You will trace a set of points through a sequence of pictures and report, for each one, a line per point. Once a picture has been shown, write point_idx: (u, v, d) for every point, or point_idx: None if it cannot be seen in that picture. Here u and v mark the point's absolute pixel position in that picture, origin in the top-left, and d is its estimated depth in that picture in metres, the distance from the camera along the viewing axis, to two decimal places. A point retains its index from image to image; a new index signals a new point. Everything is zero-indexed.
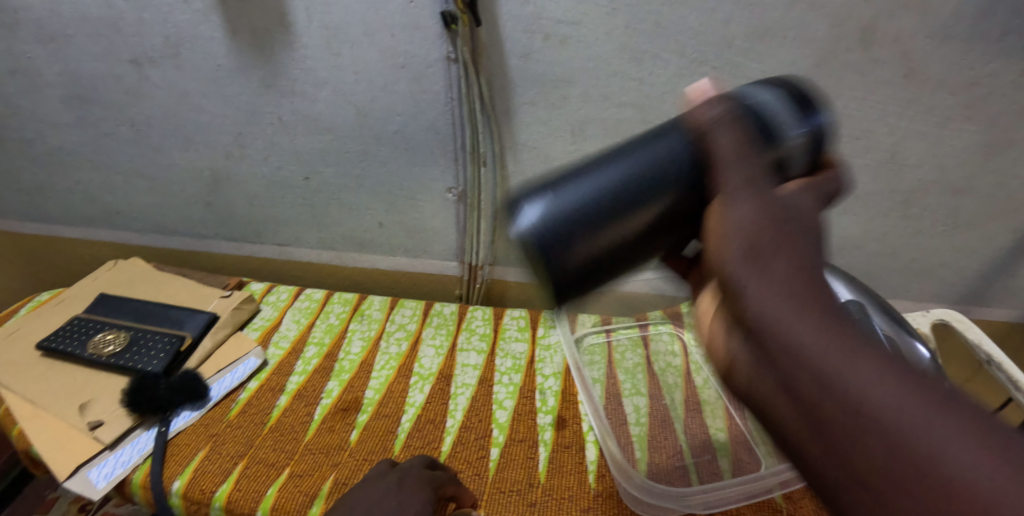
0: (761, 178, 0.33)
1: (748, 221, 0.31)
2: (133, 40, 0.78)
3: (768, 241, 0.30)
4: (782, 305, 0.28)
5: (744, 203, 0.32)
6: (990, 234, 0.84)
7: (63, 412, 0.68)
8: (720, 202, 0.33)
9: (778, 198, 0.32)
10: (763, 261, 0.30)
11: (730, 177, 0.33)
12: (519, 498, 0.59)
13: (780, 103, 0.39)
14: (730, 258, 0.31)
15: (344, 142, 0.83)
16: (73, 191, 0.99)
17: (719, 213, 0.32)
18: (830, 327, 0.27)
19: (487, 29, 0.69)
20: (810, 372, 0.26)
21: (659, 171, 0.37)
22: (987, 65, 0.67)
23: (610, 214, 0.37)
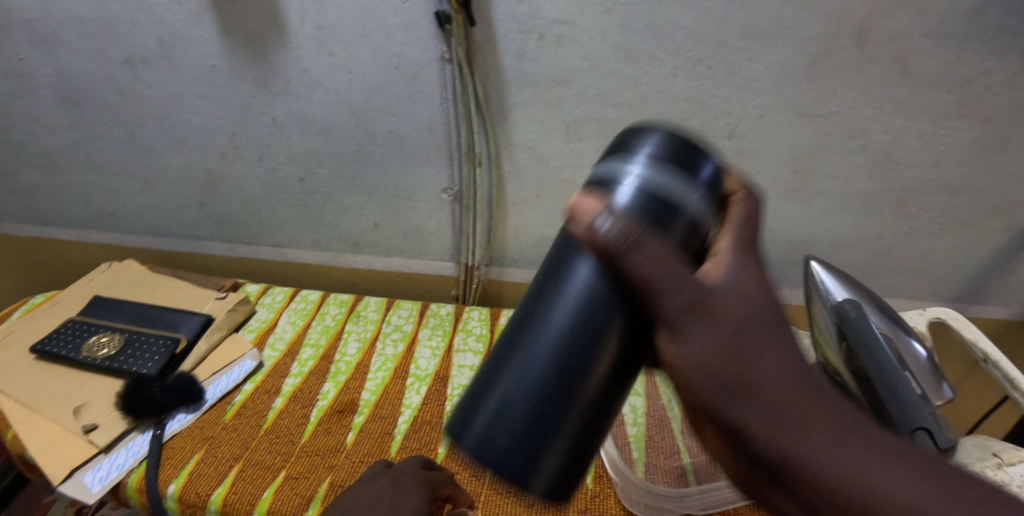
0: (702, 292, 0.32)
1: (706, 355, 0.31)
2: (126, 41, 0.77)
3: (734, 364, 0.31)
4: (732, 372, 0.31)
5: (696, 292, 0.32)
6: (985, 232, 0.84)
7: (57, 416, 0.68)
8: (667, 336, 0.33)
9: (727, 304, 0.32)
10: (717, 342, 0.31)
11: (668, 306, 0.32)
12: (516, 499, 0.59)
13: (654, 168, 0.37)
14: (710, 393, 0.31)
15: (339, 142, 0.83)
16: (67, 193, 0.98)
17: (672, 348, 0.32)
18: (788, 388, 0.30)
19: (482, 29, 0.69)
20: (768, 435, 0.30)
21: (601, 289, 0.36)
22: (981, 63, 0.67)
23: (556, 278, 0.38)
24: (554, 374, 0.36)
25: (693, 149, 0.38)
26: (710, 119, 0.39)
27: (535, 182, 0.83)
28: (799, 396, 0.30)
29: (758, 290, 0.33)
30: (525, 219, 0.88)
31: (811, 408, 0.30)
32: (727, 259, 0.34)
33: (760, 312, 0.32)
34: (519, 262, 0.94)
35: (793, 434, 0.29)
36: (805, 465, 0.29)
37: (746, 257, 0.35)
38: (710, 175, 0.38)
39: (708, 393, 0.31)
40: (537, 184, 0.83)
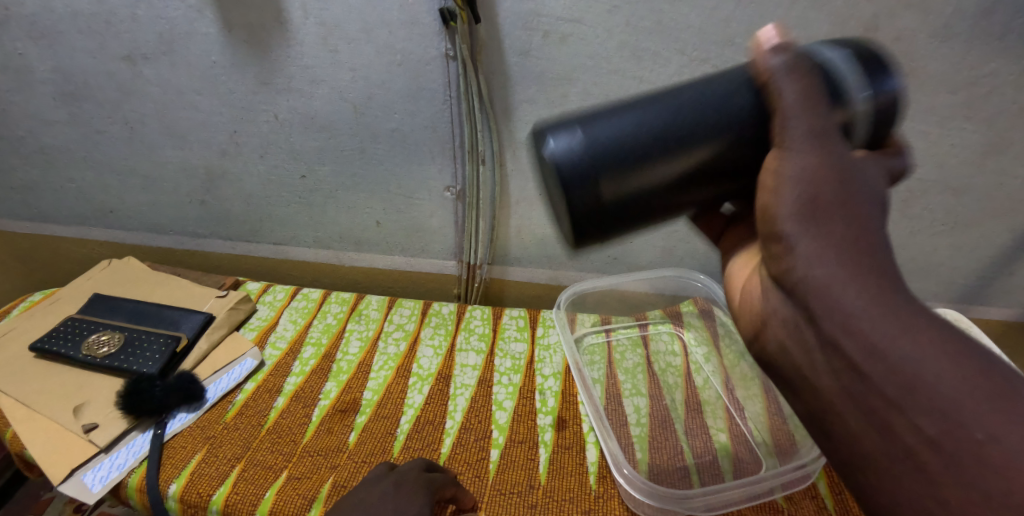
0: (842, 182, 0.32)
1: (826, 247, 0.31)
2: (127, 36, 0.76)
3: (863, 266, 0.31)
4: (883, 326, 0.30)
5: (820, 245, 0.31)
6: (988, 233, 0.84)
7: (57, 415, 0.67)
8: (787, 231, 0.33)
9: (860, 193, 0.32)
10: (847, 333, 0.30)
11: (791, 198, 0.32)
12: (520, 500, 0.59)
13: (844, 61, 0.36)
14: (823, 270, 0.31)
15: (341, 140, 0.82)
16: (66, 189, 0.97)
17: (793, 243, 0.32)
18: (937, 347, 0.29)
19: (486, 27, 0.68)
20: (887, 378, 0.29)
21: (669, 132, 0.36)
22: (988, 64, 0.66)
23: (596, 117, 0.37)
24: (613, 158, 0.36)
25: (835, 73, 0.35)
26: (862, 49, 0.37)
27: (539, 181, 0.83)
28: (926, 328, 0.30)
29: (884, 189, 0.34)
30: (527, 218, 0.87)
31: (942, 361, 0.29)
32: (839, 156, 0.33)
33: (876, 232, 0.32)
34: (522, 261, 0.94)
35: (935, 378, 0.29)
36: (936, 401, 0.28)
37: (880, 166, 0.35)
38: (872, 95, 0.35)
39: (821, 271, 0.31)
40: (540, 183, 0.83)
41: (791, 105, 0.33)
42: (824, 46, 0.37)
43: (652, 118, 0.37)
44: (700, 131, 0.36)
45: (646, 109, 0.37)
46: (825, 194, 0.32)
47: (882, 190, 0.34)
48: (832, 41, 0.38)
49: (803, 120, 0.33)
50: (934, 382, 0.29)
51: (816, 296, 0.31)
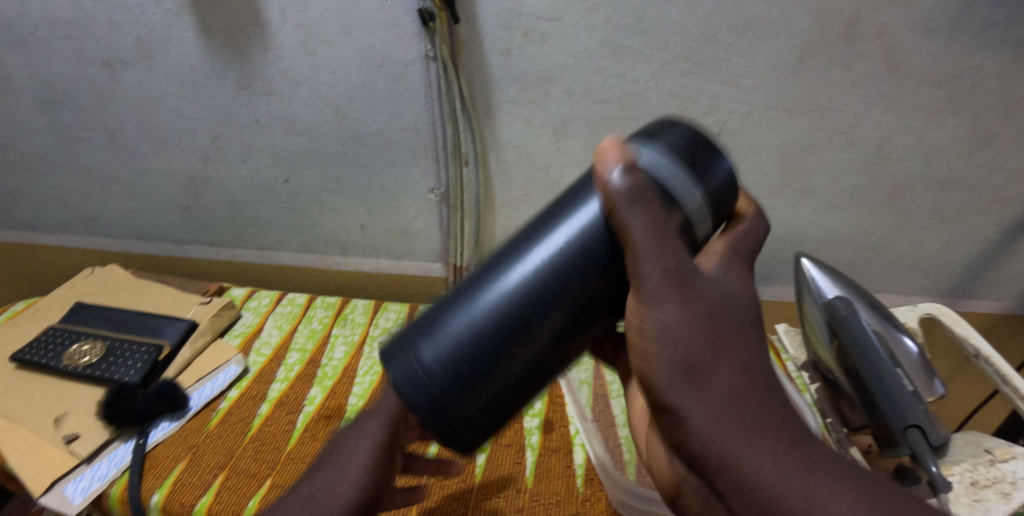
0: (687, 268, 0.35)
1: (671, 329, 0.34)
2: (104, 42, 0.75)
3: (700, 358, 0.34)
4: (702, 402, 0.33)
5: (675, 314, 0.34)
6: (974, 227, 0.83)
7: (37, 426, 0.66)
8: (642, 304, 0.35)
9: (712, 294, 0.35)
10: (701, 383, 0.33)
11: (648, 270, 0.34)
12: (506, 505, 0.58)
13: (666, 162, 0.37)
14: (666, 378, 0.34)
15: (324, 143, 0.81)
16: (48, 197, 0.96)
17: (645, 316, 0.34)
18: (745, 412, 0.33)
19: (466, 27, 0.67)
20: (736, 487, 0.32)
21: (571, 258, 0.37)
22: (970, 58, 0.66)
23: (485, 279, 0.39)
24: (473, 346, 0.37)
25: (687, 166, 0.38)
26: (676, 136, 0.39)
27: (524, 181, 0.82)
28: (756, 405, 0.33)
29: (743, 293, 0.37)
30: (513, 219, 0.87)
31: (761, 440, 0.32)
32: (719, 258, 0.38)
33: (735, 323, 0.35)
34: None
35: (759, 471, 0.32)
36: (758, 493, 0.31)
37: (732, 265, 0.38)
38: (702, 195, 0.38)
39: (664, 379, 0.34)
40: (525, 183, 0.82)
41: (634, 181, 0.35)
42: (651, 136, 0.39)
43: (551, 261, 0.38)
44: (595, 251, 0.37)
45: (531, 236, 0.40)
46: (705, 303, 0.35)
47: (739, 291, 0.37)
48: (669, 124, 0.40)
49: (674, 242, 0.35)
50: (773, 491, 0.31)
51: (677, 406, 0.33)
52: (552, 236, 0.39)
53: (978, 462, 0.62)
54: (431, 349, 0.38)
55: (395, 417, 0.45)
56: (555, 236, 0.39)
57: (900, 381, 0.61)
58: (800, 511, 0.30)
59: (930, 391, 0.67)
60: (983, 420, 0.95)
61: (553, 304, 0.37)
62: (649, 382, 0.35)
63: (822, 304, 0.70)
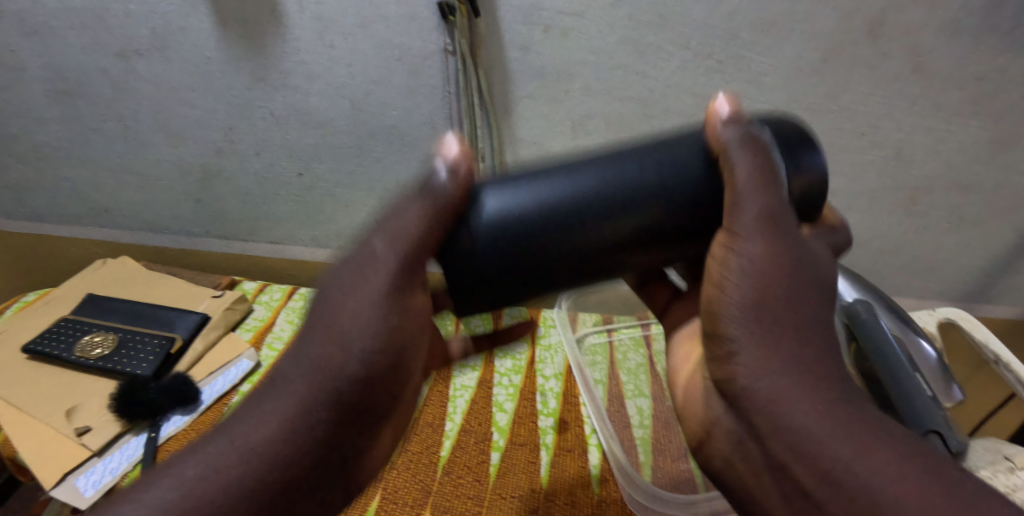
0: (779, 218, 0.37)
1: (753, 265, 0.36)
2: (119, 32, 0.75)
3: (768, 296, 0.36)
4: (772, 343, 0.35)
5: (777, 279, 0.36)
6: (994, 231, 0.82)
7: (49, 418, 0.66)
8: (729, 242, 0.38)
9: (796, 251, 0.37)
10: (768, 328, 0.36)
11: (744, 212, 0.37)
12: (520, 504, 0.58)
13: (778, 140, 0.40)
14: (739, 320, 0.36)
15: (339, 138, 0.81)
16: (60, 188, 0.96)
17: (726, 264, 0.37)
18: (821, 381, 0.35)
19: (486, 21, 0.67)
20: (806, 440, 0.33)
21: (618, 184, 0.40)
22: (997, 60, 0.65)
23: (541, 175, 0.41)
24: (503, 235, 0.40)
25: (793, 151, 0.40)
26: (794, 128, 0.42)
27: None
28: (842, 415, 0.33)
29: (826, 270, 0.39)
30: None
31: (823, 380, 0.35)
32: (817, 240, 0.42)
33: (814, 298, 0.37)
34: None
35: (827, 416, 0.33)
36: (811, 445, 0.33)
37: (818, 248, 0.40)
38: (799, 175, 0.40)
39: (736, 320, 0.36)
40: None
41: (738, 138, 0.39)
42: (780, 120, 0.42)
43: (605, 182, 0.40)
44: (650, 184, 0.39)
45: (605, 159, 0.41)
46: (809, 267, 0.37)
47: (819, 261, 0.39)
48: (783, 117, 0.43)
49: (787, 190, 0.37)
50: (826, 445, 0.33)
51: (761, 407, 0.35)
52: (589, 174, 0.40)
53: (996, 469, 0.61)
54: (482, 222, 0.40)
55: (384, 305, 0.39)
56: (582, 170, 0.41)
57: (920, 387, 0.60)
58: (874, 474, 0.31)
59: (948, 396, 0.66)
60: (996, 426, 0.94)
61: (561, 217, 0.40)
62: (713, 316, 0.38)
63: (841, 307, 0.69)
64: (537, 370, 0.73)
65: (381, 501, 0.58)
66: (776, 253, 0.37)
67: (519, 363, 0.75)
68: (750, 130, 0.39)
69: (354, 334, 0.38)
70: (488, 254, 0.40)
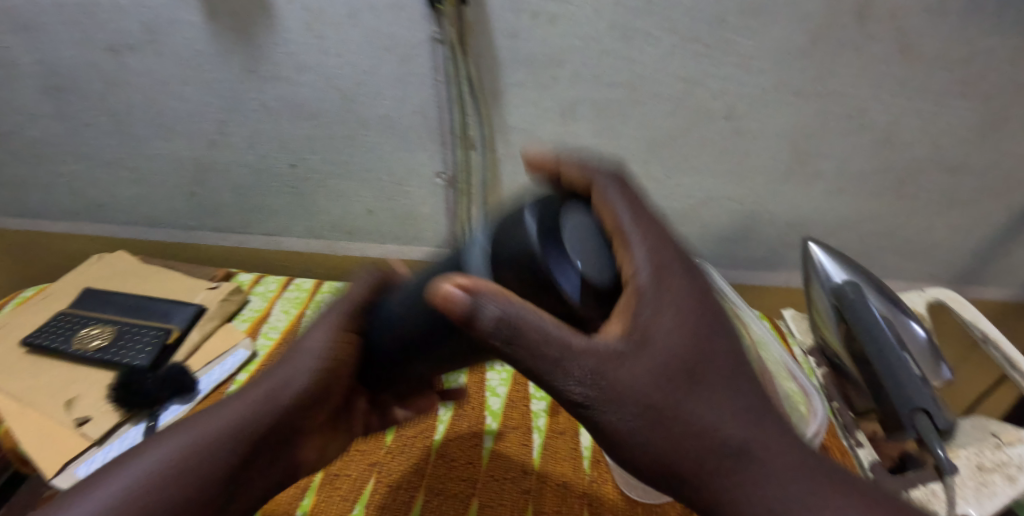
0: (607, 357, 0.34)
1: (641, 371, 0.34)
2: (109, 27, 0.75)
3: (660, 398, 0.34)
4: (653, 432, 0.34)
5: (636, 363, 0.34)
6: (984, 212, 0.83)
7: (49, 409, 0.67)
8: (599, 377, 0.34)
9: (662, 343, 0.35)
10: (665, 420, 0.34)
11: (549, 359, 0.34)
12: (513, 486, 0.59)
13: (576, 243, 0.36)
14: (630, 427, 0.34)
15: (331, 129, 0.82)
16: (55, 184, 0.97)
17: (625, 372, 0.34)
18: (699, 392, 0.35)
19: (473, 8, 0.67)
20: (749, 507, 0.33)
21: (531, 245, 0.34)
22: (984, 40, 0.65)
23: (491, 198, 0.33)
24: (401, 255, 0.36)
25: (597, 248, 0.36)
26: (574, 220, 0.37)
27: None
28: (713, 449, 0.34)
29: (678, 324, 0.35)
30: None
31: (714, 402, 0.35)
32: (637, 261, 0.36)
33: (694, 365, 0.35)
34: None
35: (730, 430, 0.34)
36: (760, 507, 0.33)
37: (658, 304, 0.35)
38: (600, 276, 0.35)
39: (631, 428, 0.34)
40: None
41: (503, 312, 0.33)
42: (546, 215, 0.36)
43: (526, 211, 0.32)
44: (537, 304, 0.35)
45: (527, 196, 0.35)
46: (654, 244, 0.36)
47: (666, 331, 0.35)
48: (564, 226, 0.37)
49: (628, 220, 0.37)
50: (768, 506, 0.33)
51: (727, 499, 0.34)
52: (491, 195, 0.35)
53: (983, 445, 0.62)
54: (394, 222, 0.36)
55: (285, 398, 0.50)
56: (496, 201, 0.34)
57: (907, 366, 0.61)
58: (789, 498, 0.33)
59: (937, 375, 0.66)
60: (990, 406, 0.95)
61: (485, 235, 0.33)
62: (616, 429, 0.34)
63: (829, 288, 0.69)
64: None
65: (377, 484, 0.59)
66: (650, 323, 0.34)
67: None
68: (489, 307, 0.34)
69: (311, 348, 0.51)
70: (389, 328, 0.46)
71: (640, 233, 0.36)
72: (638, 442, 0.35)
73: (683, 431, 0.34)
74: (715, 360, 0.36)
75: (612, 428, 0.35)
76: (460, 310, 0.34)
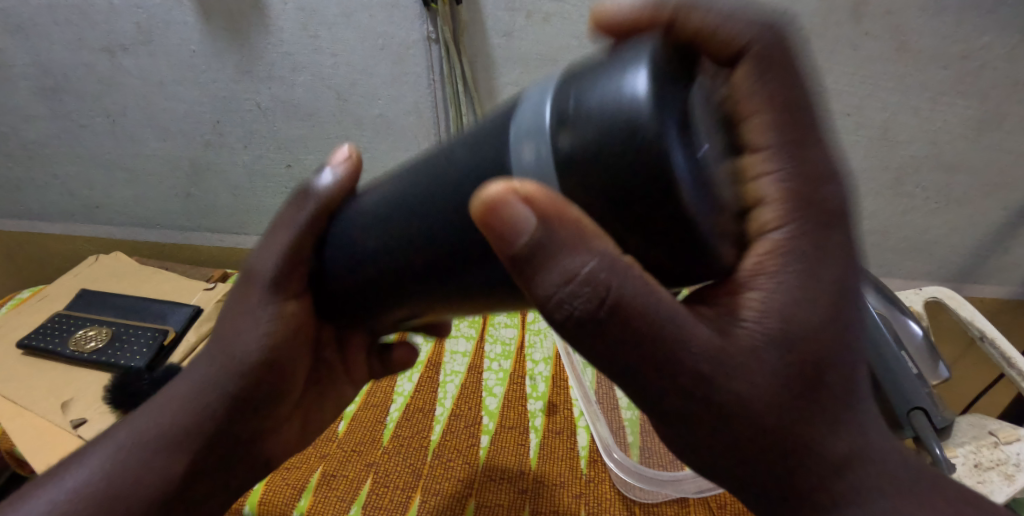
0: (719, 350, 0.26)
1: (773, 384, 0.26)
2: (103, 27, 0.75)
3: (785, 409, 0.26)
4: (762, 448, 0.27)
5: (768, 357, 0.26)
6: (982, 210, 0.83)
7: (45, 411, 0.67)
8: (711, 381, 0.26)
9: (806, 322, 0.26)
10: (794, 444, 0.26)
11: (649, 366, 0.26)
12: (510, 486, 0.58)
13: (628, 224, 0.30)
14: (736, 440, 0.27)
15: (326, 129, 0.81)
16: (51, 185, 0.97)
17: (742, 381, 0.26)
18: (822, 410, 0.27)
19: (468, 7, 0.67)
20: None
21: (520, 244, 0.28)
22: (980, 37, 0.65)
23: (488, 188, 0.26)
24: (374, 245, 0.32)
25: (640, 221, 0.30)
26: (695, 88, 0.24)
27: None
28: (823, 466, 0.27)
29: (831, 313, 0.26)
30: None
31: (834, 418, 0.27)
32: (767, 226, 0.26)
33: (834, 353, 0.27)
34: None
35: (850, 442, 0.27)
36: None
37: (802, 278, 0.26)
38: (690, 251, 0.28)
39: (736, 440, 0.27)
40: None
41: (589, 267, 0.24)
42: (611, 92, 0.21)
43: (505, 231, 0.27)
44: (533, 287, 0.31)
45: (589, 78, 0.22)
46: (799, 193, 0.25)
47: (808, 315, 0.26)
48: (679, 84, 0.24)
49: (757, 107, 0.25)
50: None
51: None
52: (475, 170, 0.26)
53: (980, 443, 0.62)
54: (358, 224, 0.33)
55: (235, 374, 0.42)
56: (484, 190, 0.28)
57: (904, 365, 0.61)
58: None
59: (935, 374, 0.66)
60: (986, 403, 0.94)
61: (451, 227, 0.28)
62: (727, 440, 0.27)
63: None
64: (527, 355, 0.74)
65: (372, 485, 0.59)
66: (783, 303, 0.26)
67: (509, 348, 0.75)
68: (548, 252, 0.24)
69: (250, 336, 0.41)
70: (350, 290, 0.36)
71: (785, 169, 0.25)
72: (732, 455, 0.27)
73: (794, 441, 0.26)
74: (849, 358, 0.27)
75: (709, 434, 0.27)
76: (517, 238, 0.24)
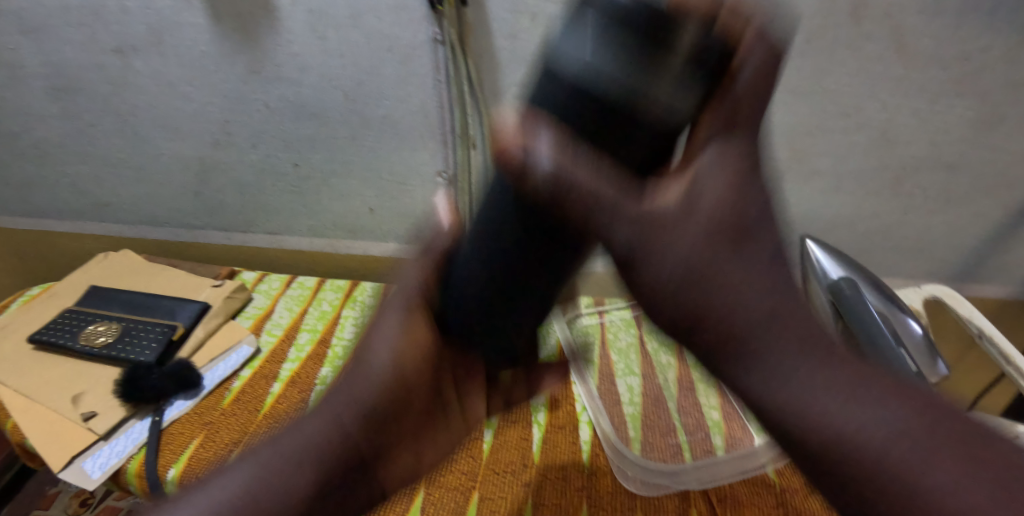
0: (645, 215, 0.30)
1: (680, 261, 0.30)
2: (115, 29, 0.76)
3: (701, 268, 0.29)
4: (682, 302, 0.30)
5: (683, 229, 0.29)
6: (982, 210, 0.83)
7: (57, 404, 0.68)
8: (639, 247, 0.30)
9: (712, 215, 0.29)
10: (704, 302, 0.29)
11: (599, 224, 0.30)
12: (514, 479, 0.59)
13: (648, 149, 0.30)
14: (666, 294, 0.30)
15: (333, 128, 0.83)
16: (61, 184, 0.98)
17: (659, 253, 0.30)
18: (749, 265, 0.29)
19: (473, 10, 0.68)
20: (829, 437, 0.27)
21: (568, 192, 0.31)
22: (978, 39, 0.66)
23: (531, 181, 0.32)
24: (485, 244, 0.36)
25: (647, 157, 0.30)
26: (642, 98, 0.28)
27: None
28: (769, 336, 0.28)
29: (733, 202, 0.29)
30: None
31: (762, 276, 0.29)
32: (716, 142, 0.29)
33: (758, 247, 0.29)
34: None
35: (777, 319, 0.29)
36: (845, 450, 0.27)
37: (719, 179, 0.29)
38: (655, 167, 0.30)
39: (667, 296, 0.30)
40: None
41: (552, 166, 0.29)
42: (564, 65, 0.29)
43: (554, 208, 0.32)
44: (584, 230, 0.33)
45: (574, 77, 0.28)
46: (740, 129, 0.29)
47: (719, 206, 0.29)
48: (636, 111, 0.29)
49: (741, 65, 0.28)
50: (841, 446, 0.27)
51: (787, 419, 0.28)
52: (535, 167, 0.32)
53: None
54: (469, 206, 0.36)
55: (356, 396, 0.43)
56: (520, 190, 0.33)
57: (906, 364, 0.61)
58: (883, 459, 0.26)
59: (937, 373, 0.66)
60: None
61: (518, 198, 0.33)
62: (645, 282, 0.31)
63: (825, 285, 0.70)
64: None
65: None
66: (710, 195, 0.29)
67: None
68: (539, 136, 0.29)
69: (382, 344, 0.45)
70: (464, 281, 0.39)
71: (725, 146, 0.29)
72: (668, 307, 0.31)
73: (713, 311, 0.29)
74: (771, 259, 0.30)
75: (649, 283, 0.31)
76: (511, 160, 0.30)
